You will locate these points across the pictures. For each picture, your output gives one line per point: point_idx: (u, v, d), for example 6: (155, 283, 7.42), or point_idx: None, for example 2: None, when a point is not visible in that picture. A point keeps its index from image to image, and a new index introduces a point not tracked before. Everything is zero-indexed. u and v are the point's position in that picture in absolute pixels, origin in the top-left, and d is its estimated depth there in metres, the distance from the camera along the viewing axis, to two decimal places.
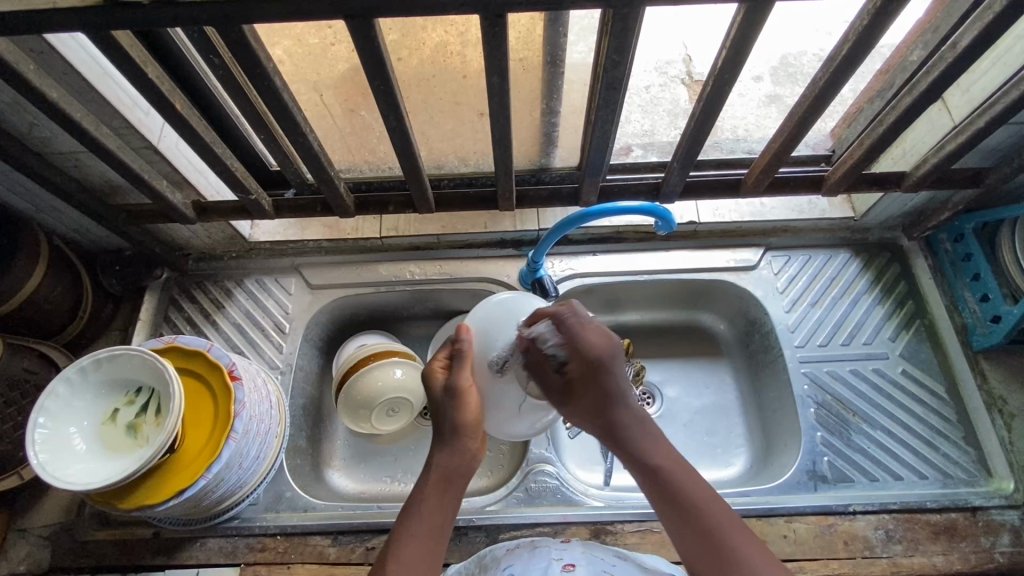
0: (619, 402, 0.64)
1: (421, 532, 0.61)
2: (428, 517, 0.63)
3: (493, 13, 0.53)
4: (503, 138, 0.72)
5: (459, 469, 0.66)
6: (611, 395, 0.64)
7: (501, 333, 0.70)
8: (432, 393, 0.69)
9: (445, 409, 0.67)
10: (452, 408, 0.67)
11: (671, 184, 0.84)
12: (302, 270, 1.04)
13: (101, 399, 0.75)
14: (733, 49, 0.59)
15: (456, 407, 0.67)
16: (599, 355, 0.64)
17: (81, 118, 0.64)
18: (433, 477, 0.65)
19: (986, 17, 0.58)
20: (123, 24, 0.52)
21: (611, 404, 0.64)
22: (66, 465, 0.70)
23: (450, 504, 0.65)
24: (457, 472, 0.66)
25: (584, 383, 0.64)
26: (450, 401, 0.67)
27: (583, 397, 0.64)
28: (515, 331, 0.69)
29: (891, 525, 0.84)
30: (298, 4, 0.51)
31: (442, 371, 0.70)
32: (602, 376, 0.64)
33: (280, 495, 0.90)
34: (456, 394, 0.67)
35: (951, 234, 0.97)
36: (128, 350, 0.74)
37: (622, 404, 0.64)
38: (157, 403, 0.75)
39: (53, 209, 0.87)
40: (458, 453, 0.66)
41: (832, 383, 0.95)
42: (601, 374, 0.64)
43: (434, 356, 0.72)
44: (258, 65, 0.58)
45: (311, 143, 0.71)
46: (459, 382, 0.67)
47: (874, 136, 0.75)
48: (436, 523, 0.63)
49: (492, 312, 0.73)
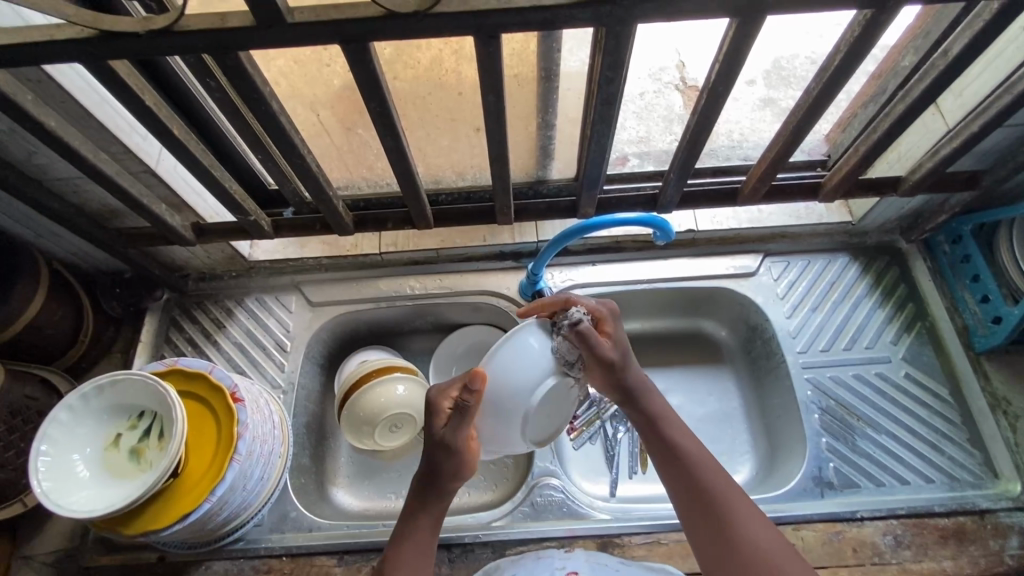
0: (630, 368, 0.73)
1: (414, 561, 0.66)
2: (415, 546, 0.67)
3: (487, 34, 0.53)
4: (501, 154, 0.72)
5: (441, 507, 0.70)
6: (630, 357, 0.73)
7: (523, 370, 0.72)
8: (429, 432, 0.69)
9: (436, 455, 0.69)
10: (444, 457, 0.69)
11: (669, 195, 0.84)
12: (303, 288, 1.05)
13: (104, 425, 0.75)
14: (726, 62, 0.60)
15: (444, 457, 0.69)
16: (608, 317, 0.75)
17: (79, 145, 0.64)
18: (423, 516, 0.69)
19: (976, 25, 0.58)
20: (120, 53, 0.52)
21: (626, 369, 0.73)
22: (72, 492, 0.70)
23: (432, 534, 0.69)
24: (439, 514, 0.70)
25: (614, 344, 0.73)
26: (443, 454, 0.69)
27: (620, 351, 0.72)
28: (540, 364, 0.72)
29: (899, 531, 0.84)
30: (294, 31, 0.51)
31: (447, 414, 0.70)
32: (618, 332, 0.74)
33: (285, 515, 0.90)
34: (450, 449, 0.69)
35: (950, 237, 0.97)
36: (130, 375, 0.74)
37: (632, 370, 0.73)
38: (159, 428, 0.74)
39: (53, 234, 0.88)
40: (433, 493, 0.69)
41: (834, 388, 0.95)
42: (619, 330, 0.74)
43: (447, 387, 0.71)
44: (256, 90, 0.59)
45: (309, 164, 0.71)
46: (457, 440, 0.69)
47: (869, 143, 0.76)
48: (423, 551, 0.67)
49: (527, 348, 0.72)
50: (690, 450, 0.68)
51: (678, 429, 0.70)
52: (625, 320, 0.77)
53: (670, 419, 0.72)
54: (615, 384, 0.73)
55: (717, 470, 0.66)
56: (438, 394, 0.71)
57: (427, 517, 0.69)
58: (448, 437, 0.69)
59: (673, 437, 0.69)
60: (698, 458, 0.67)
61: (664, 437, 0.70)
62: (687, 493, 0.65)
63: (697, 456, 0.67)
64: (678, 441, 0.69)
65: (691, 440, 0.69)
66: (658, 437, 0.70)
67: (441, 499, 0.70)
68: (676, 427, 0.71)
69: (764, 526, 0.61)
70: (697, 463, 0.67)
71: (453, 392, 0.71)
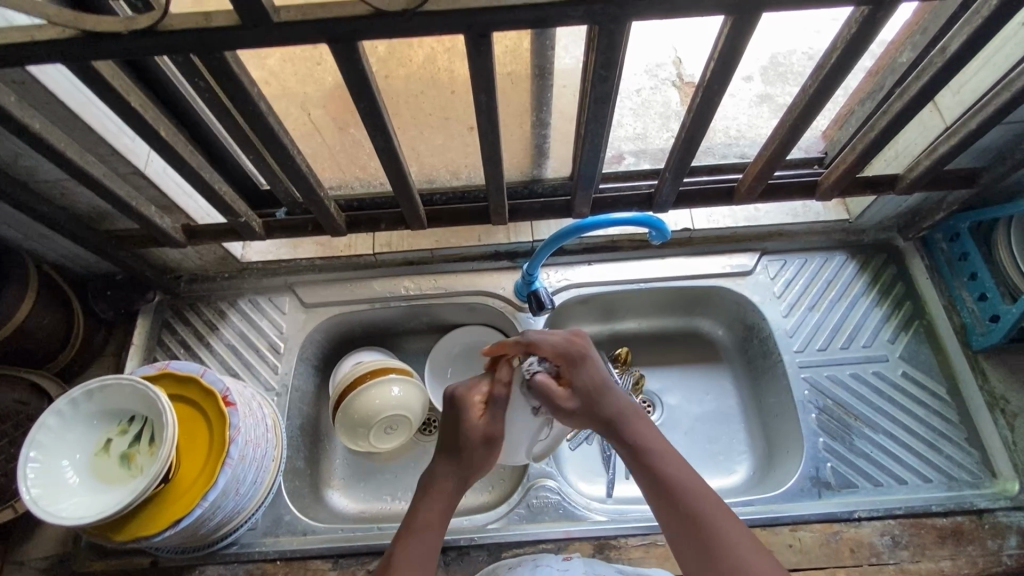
0: (606, 394, 0.71)
1: (420, 551, 0.64)
2: (422, 536, 0.66)
3: (477, 33, 0.52)
4: (494, 153, 0.71)
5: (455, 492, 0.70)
6: (603, 392, 0.71)
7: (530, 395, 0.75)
8: (465, 423, 0.71)
9: (468, 444, 0.71)
10: (481, 450, 0.71)
11: (664, 194, 0.84)
12: (296, 289, 1.04)
13: (94, 430, 0.74)
14: (721, 61, 0.59)
15: (479, 445, 0.71)
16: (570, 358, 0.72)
17: (64, 147, 0.63)
18: (434, 501, 0.68)
19: (974, 22, 0.57)
20: (103, 54, 0.51)
21: (601, 398, 0.70)
22: (62, 498, 0.69)
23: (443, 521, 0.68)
24: (451, 500, 0.69)
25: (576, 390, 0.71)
26: (480, 444, 0.71)
27: (581, 397, 0.70)
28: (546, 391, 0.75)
29: (897, 531, 0.83)
30: (279, 31, 0.50)
31: (480, 406, 0.73)
32: (584, 373, 0.71)
33: (279, 518, 0.89)
34: (491, 440, 0.72)
35: (947, 234, 0.97)
36: (120, 379, 0.73)
37: (609, 396, 0.71)
38: (151, 432, 0.74)
39: (42, 237, 0.86)
40: (462, 479, 0.71)
41: (832, 387, 0.94)
42: (581, 374, 0.71)
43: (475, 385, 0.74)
44: (243, 91, 0.58)
45: (299, 165, 0.70)
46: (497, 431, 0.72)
47: (866, 141, 0.75)
48: (425, 540, 0.66)
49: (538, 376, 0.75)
50: (679, 479, 0.65)
51: (659, 450, 0.68)
52: (595, 356, 0.73)
53: (654, 445, 0.68)
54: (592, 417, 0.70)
55: (710, 499, 0.64)
56: (469, 389, 0.74)
57: (441, 500, 0.69)
58: (493, 427, 0.72)
59: (662, 466, 0.66)
60: (688, 487, 0.64)
61: (652, 467, 0.66)
62: (680, 527, 0.63)
63: (688, 485, 0.65)
64: (667, 471, 0.66)
65: (680, 467, 0.66)
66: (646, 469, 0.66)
67: (462, 484, 0.71)
68: (662, 452, 0.68)
69: (758, 554, 0.60)
70: (687, 494, 0.64)
71: (484, 386, 0.74)
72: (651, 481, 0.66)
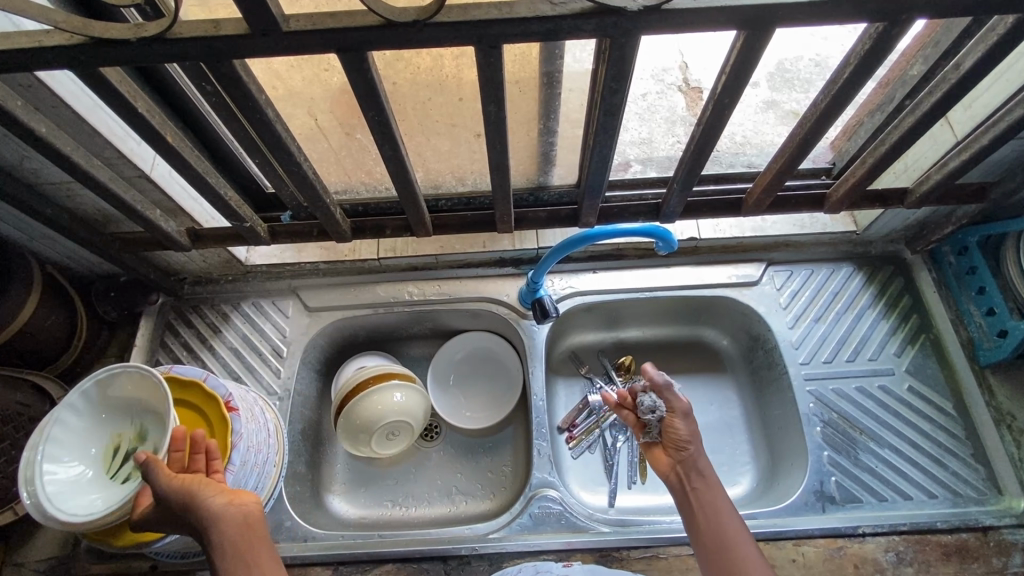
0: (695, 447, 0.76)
1: (260, 560, 0.64)
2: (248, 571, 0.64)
3: (488, 44, 0.52)
4: (501, 163, 0.70)
5: (220, 526, 0.64)
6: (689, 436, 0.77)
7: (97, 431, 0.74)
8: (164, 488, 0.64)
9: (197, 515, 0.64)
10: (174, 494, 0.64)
11: (671, 205, 0.83)
12: (300, 292, 1.04)
13: (111, 421, 0.75)
14: (732, 74, 0.58)
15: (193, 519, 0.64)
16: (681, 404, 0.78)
17: (71, 151, 0.63)
18: (225, 540, 0.64)
19: (990, 39, 0.56)
20: (111, 61, 0.51)
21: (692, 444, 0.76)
22: (80, 494, 0.69)
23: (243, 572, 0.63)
24: (240, 516, 0.65)
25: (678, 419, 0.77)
26: (179, 489, 0.64)
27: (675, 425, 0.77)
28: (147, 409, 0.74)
29: (902, 547, 0.82)
30: (290, 40, 0.50)
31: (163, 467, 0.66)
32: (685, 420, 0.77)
33: (280, 523, 0.88)
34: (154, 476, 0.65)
35: (955, 247, 0.95)
36: (127, 369, 0.73)
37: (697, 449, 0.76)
38: (157, 422, 0.73)
39: (47, 238, 0.86)
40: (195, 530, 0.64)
41: (837, 401, 0.94)
42: (684, 418, 0.77)
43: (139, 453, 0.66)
44: (250, 98, 0.57)
45: (305, 171, 0.70)
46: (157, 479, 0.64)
47: (876, 156, 0.74)
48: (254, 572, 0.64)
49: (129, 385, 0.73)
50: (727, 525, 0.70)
51: (722, 505, 0.72)
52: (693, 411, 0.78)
53: (720, 500, 0.72)
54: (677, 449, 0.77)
55: (742, 538, 0.69)
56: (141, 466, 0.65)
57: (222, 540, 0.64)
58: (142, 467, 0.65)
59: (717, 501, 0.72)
60: (733, 530, 0.70)
61: (708, 510, 0.71)
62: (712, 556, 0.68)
63: (732, 531, 0.69)
64: (720, 510, 0.71)
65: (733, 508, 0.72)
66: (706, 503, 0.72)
67: (213, 516, 0.64)
68: (724, 507, 0.72)
69: None
70: (731, 532, 0.69)
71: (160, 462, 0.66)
72: (701, 515, 0.71)
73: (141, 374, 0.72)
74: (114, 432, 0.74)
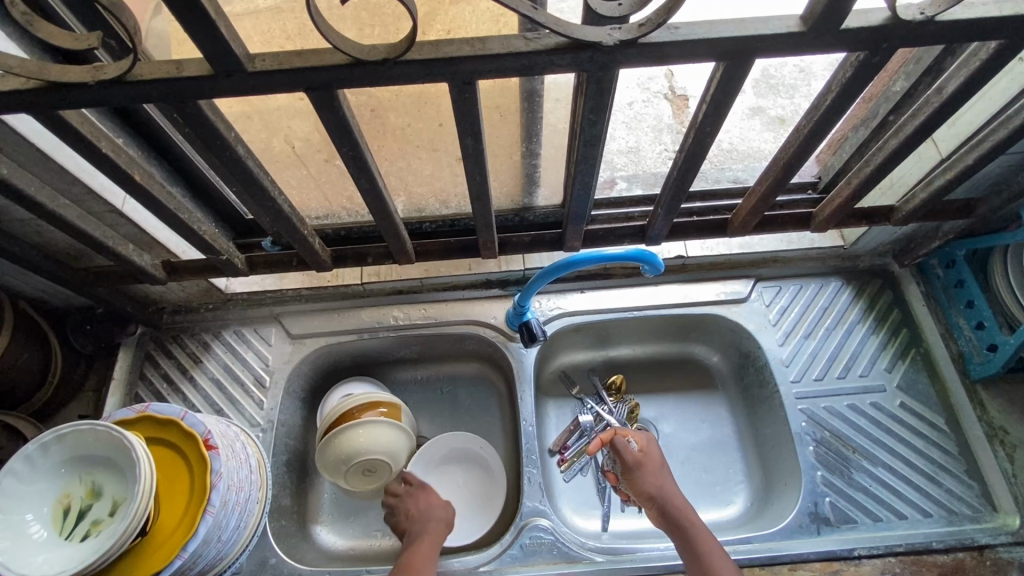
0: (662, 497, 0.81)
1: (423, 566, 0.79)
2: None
3: (462, 80, 0.50)
4: (482, 194, 0.69)
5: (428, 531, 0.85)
6: (650, 486, 0.83)
7: (48, 486, 0.70)
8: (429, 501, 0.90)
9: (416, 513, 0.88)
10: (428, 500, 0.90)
11: (658, 227, 0.82)
12: (282, 320, 1.01)
13: (54, 481, 0.71)
14: (713, 104, 0.56)
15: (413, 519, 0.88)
16: (633, 457, 0.85)
17: (36, 192, 0.61)
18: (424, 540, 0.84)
19: (973, 63, 0.56)
20: (70, 103, 0.49)
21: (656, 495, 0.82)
22: (33, 553, 0.66)
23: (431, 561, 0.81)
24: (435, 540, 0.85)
25: (638, 473, 0.84)
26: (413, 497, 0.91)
27: (637, 478, 0.84)
28: (103, 462, 0.71)
29: (898, 569, 0.82)
30: (255, 80, 0.48)
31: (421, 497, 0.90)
32: (643, 474, 0.84)
33: (264, 561, 0.86)
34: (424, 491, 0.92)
35: (942, 260, 0.95)
36: (81, 425, 0.70)
37: (664, 498, 0.81)
38: (113, 474, 0.70)
39: (19, 274, 0.84)
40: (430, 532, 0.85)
41: (829, 419, 0.93)
42: (640, 471, 0.84)
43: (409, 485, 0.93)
44: (219, 137, 0.55)
45: (280, 206, 0.68)
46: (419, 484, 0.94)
47: (861, 178, 0.73)
48: None
49: (83, 440, 0.70)
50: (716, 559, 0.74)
51: (708, 543, 0.76)
52: (651, 462, 0.85)
53: (704, 540, 0.76)
54: (647, 501, 0.83)
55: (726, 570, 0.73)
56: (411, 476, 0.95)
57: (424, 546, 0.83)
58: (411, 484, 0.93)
59: (700, 543, 0.76)
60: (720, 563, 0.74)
61: (695, 553, 0.75)
62: None
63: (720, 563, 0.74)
64: (707, 547, 0.75)
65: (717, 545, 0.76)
66: (689, 546, 0.76)
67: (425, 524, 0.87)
68: (711, 546, 0.76)
69: None
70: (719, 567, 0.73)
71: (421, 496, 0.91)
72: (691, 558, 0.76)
73: (97, 429, 0.70)
74: (65, 488, 0.71)
